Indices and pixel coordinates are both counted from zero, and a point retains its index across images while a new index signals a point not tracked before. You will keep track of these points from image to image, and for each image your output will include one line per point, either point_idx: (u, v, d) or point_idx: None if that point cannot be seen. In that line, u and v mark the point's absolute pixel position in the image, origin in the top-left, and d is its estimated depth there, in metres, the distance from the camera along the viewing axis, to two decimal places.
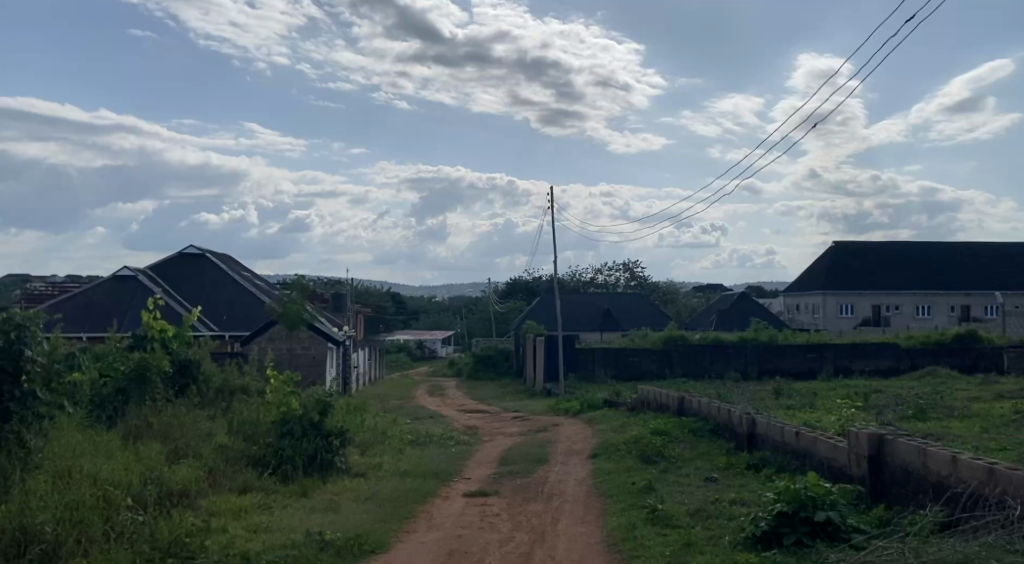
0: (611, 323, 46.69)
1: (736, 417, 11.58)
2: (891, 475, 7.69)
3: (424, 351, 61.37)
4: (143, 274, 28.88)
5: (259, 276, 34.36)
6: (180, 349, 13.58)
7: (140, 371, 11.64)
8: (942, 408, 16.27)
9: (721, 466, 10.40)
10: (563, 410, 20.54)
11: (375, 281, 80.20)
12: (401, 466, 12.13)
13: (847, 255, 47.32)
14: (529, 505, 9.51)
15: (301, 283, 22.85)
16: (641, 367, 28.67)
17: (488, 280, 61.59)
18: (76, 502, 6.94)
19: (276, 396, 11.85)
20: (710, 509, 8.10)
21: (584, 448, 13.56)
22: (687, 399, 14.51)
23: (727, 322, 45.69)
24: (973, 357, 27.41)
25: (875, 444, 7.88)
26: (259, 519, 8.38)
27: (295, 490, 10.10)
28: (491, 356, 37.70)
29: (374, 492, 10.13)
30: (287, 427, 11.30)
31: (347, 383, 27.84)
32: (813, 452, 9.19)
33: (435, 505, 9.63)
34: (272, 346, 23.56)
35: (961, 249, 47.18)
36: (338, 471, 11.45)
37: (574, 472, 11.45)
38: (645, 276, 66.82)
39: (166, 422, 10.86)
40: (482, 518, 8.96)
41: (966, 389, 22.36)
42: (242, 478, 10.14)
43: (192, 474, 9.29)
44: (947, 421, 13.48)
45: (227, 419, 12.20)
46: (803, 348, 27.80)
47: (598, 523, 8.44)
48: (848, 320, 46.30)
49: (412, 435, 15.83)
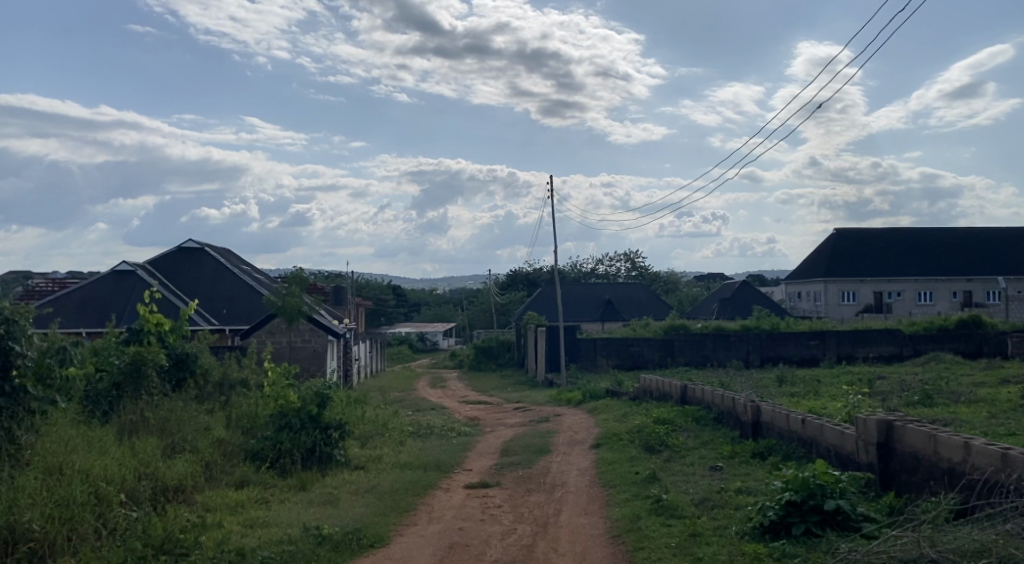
0: (612, 313, 46.56)
1: (740, 405, 11.42)
2: (901, 462, 7.51)
3: (425, 343, 61.29)
4: (142, 268, 28.74)
5: (258, 270, 34.21)
6: (177, 342, 13.38)
7: (135, 365, 11.43)
8: (949, 394, 16.08)
9: (726, 455, 10.22)
10: (564, 400, 20.39)
11: (374, 275, 80.22)
12: (401, 458, 11.97)
13: (847, 243, 47.17)
14: (532, 497, 9.35)
15: (300, 276, 22.68)
16: (643, 356, 28.53)
17: (488, 273, 61.60)
18: (67, 499, 6.77)
19: (274, 389, 11.68)
20: (716, 499, 7.92)
21: (586, 438, 13.37)
22: (690, 387, 14.34)
23: (728, 310, 45.59)
24: (976, 342, 27.26)
25: (884, 431, 7.73)
26: (257, 514, 8.21)
27: (293, 484, 9.94)
28: (492, 346, 37.63)
29: (374, 485, 9.96)
30: (285, 420, 11.14)
31: (349, 376, 27.66)
32: (820, 439, 9.03)
33: (435, 497, 9.47)
34: (272, 339, 23.45)
35: (963, 234, 46.95)
36: (337, 463, 11.29)
37: (577, 463, 11.27)
38: (645, 266, 66.70)
39: (162, 417, 10.69)
40: (483, 510, 8.80)
41: (971, 375, 22.23)
42: (239, 472, 9.98)
43: (189, 469, 9.13)
44: (953, 407, 13.26)
45: (224, 413, 12.04)
46: (805, 335, 27.66)
47: (601, 514, 8.27)
48: (850, 307, 46.14)
49: (412, 427, 15.66)
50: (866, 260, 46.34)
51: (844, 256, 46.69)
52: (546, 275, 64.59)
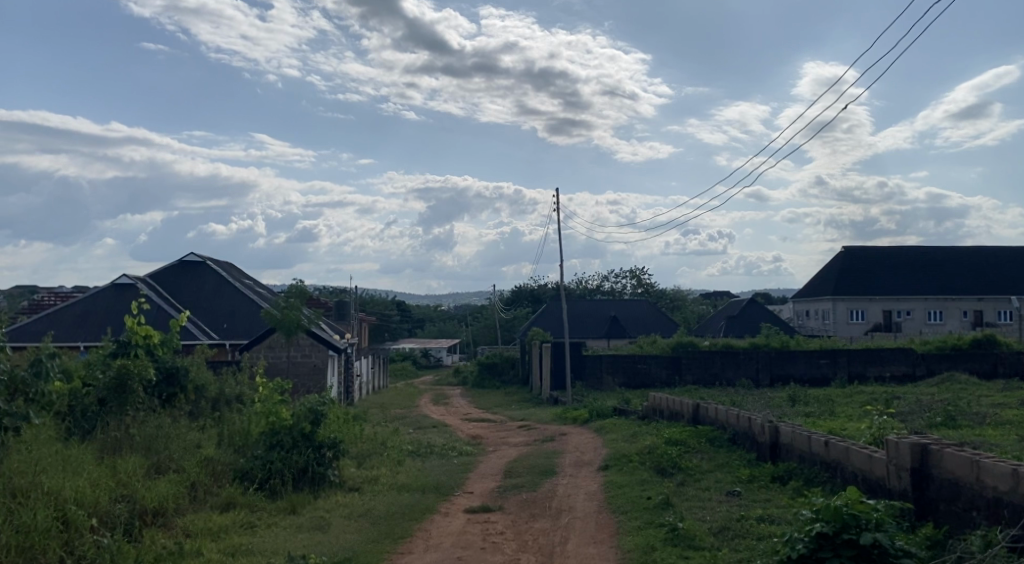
0: (618, 330, 45.89)
1: (757, 426, 10.81)
2: (938, 489, 6.93)
3: (429, 360, 60.66)
4: (141, 281, 28.24)
5: (261, 285, 33.76)
6: (167, 356, 12.65)
7: (121, 379, 10.85)
8: (973, 415, 15.40)
9: (744, 479, 9.61)
10: (570, 419, 19.75)
11: (379, 291, 79.77)
12: (399, 479, 11.37)
13: (856, 260, 46.64)
14: (536, 523, 8.75)
15: (301, 290, 22.09)
16: (650, 374, 27.90)
17: (494, 289, 61.14)
18: (27, 527, 6.30)
19: (265, 404, 11.08)
20: (736, 528, 7.31)
21: (594, 459, 12.75)
22: (702, 406, 13.74)
23: (736, 328, 44.94)
24: (991, 362, 26.62)
25: (919, 455, 7.16)
26: (239, 540, 7.62)
27: (283, 507, 9.36)
28: (496, 363, 36.97)
29: (369, 508, 9.38)
30: (276, 438, 10.59)
31: (349, 392, 27.11)
32: (845, 463, 8.46)
33: (433, 523, 8.88)
34: (270, 353, 22.90)
35: (974, 252, 46.27)
36: (331, 484, 10.69)
37: (584, 486, 10.66)
38: (651, 283, 66.05)
39: (148, 433, 10.14)
40: (484, 538, 8.20)
41: (990, 395, 21.53)
42: (225, 493, 9.39)
43: (172, 489, 8.55)
44: (979, 429, 12.60)
45: (214, 430, 11.47)
46: (816, 354, 27.01)
47: (610, 543, 7.68)
48: (859, 326, 45.50)
49: (412, 445, 15.06)
50: (875, 278, 45.68)
51: (853, 274, 46.06)
52: (551, 291, 64.10)
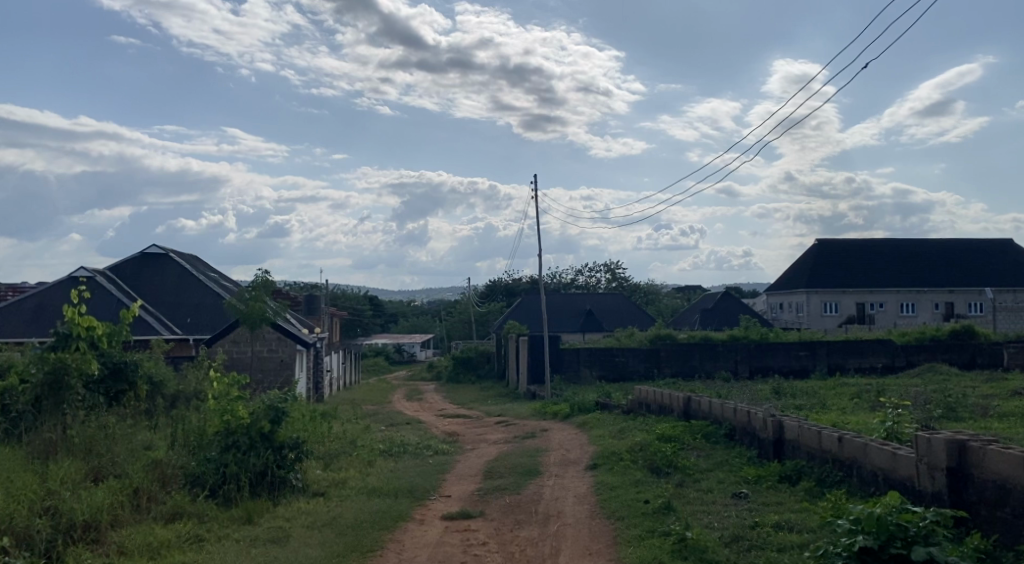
0: (594, 324, 45.14)
1: (759, 421, 9.94)
2: (979, 492, 6.13)
3: (401, 356, 59.30)
4: (101, 274, 26.77)
5: (226, 277, 32.34)
6: (114, 348, 11.27)
7: (55, 375, 9.39)
8: (971, 408, 14.64)
9: (750, 480, 8.78)
10: (549, 414, 18.82)
11: (352, 286, 78.40)
12: (369, 482, 10.39)
13: (828, 253, 46.14)
14: (523, 531, 7.85)
15: (267, 281, 20.81)
16: (629, 367, 27.09)
17: (468, 283, 60.18)
18: None
19: (220, 401, 10.00)
20: (752, 538, 6.44)
21: (581, 458, 11.83)
22: (694, 399, 12.85)
23: (713, 320, 44.31)
24: (970, 352, 26.07)
25: (956, 453, 6.32)
26: (180, 559, 6.62)
27: (237, 516, 8.37)
28: (471, 356, 36.05)
29: (334, 516, 8.41)
30: (232, 439, 9.51)
31: (319, 388, 26.06)
32: (863, 461, 7.63)
33: (407, 531, 7.96)
34: (234, 348, 21.70)
35: (945, 245, 46.19)
36: (293, 490, 9.73)
37: (573, 488, 9.75)
38: (625, 276, 65.44)
39: (88, 434, 9.05)
40: (464, 550, 7.26)
41: (975, 387, 20.95)
42: (173, 500, 8.37)
43: (110, 498, 7.51)
44: (985, 422, 11.83)
45: (166, 430, 10.39)
46: (796, 345, 26.33)
47: (609, 556, 6.77)
48: (832, 319, 44.83)
49: (384, 444, 14.02)
50: (849, 272, 45.17)
51: (827, 266, 45.50)
52: (526, 285, 63.25)
